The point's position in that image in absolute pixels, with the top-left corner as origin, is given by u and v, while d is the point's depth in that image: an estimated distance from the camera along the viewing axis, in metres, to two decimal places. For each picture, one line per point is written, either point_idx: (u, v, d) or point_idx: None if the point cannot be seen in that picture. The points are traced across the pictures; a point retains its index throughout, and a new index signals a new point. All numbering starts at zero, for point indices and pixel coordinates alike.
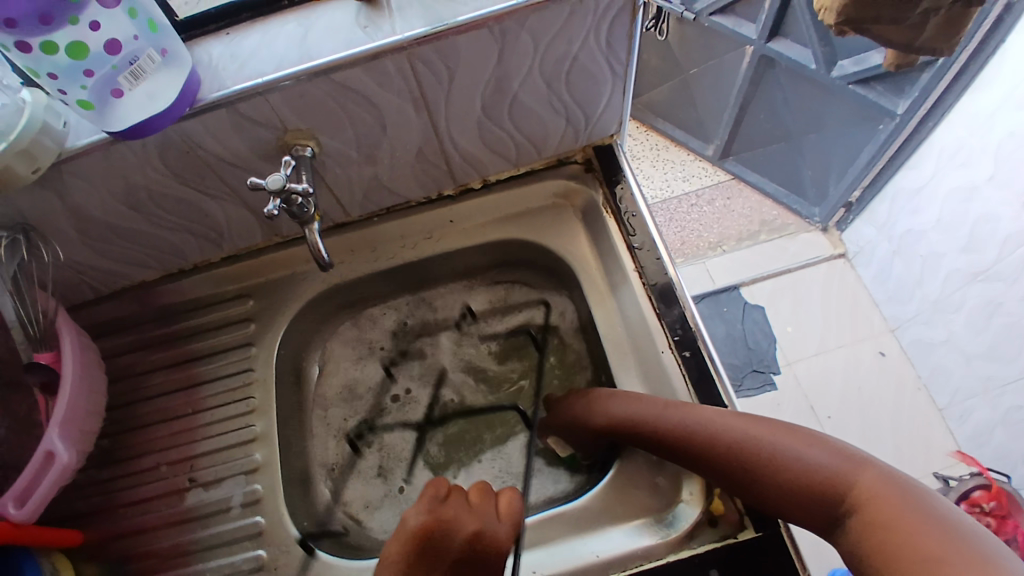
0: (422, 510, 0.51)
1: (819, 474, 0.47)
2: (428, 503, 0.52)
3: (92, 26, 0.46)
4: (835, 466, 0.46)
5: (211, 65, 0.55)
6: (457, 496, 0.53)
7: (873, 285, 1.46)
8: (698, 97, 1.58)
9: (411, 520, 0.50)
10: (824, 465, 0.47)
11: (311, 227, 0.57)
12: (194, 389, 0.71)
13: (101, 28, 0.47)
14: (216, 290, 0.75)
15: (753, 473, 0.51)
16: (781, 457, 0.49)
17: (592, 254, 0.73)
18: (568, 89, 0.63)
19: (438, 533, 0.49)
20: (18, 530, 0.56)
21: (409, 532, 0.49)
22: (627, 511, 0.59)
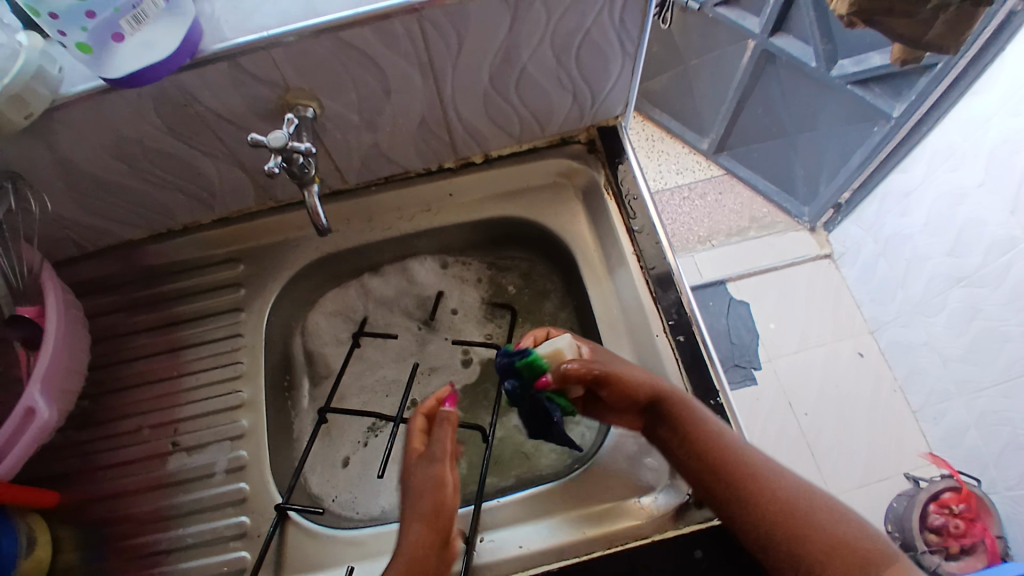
0: (429, 469, 0.52)
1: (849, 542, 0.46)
2: (424, 462, 0.52)
3: None
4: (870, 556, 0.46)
5: (212, 17, 0.53)
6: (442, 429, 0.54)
7: (857, 286, 1.49)
8: (696, 90, 1.58)
9: (422, 485, 0.51)
10: (860, 542, 0.47)
11: (309, 190, 0.56)
12: (179, 353, 0.70)
13: None
14: (204, 253, 0.74)
15: (786, 522, 0.47)
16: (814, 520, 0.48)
17: (591, 235, 0.72)
18: (576, 66, 0.62)
19: (447, 494, 0.51)
20: None
21: (425, 499, 0.50)
22: (617, 487, 0.59)
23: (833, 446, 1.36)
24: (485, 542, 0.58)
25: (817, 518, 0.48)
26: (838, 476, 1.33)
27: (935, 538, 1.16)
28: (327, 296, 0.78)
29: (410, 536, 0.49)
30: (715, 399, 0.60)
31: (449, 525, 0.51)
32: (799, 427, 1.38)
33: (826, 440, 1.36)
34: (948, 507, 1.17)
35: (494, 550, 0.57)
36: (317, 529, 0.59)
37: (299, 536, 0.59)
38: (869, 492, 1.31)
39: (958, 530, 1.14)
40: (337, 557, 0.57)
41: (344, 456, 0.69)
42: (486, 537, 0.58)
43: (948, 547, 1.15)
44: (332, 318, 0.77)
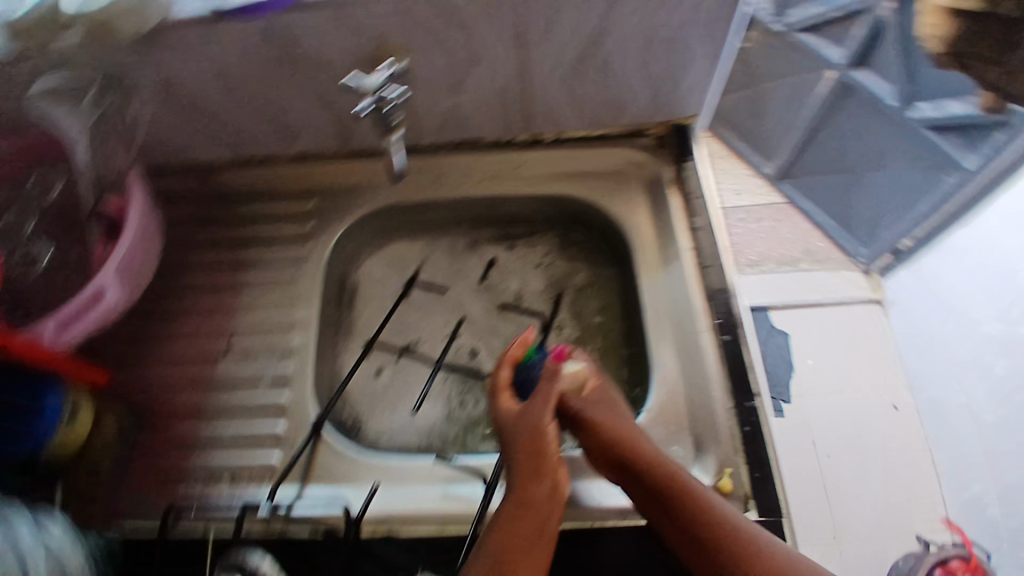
0: (539, 411, 0.58)
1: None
2: (535, 406, 0.59)
3: None
4: None
5: None
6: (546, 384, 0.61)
7: (902, 337, 1.45)
8: (769, 115, 1.57)
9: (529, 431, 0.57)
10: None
11: (392, 139, 0.63)
12: (243, 270, 0.75)
13: None
14: (282, 185, 0.78)
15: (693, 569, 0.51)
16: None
17: (649, 226, 0.73)
18: (659, 60, 0.64)
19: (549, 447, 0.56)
20: (49, 358, 0.61)
21: (538, 440, 0.56)
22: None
23: (848, 491, 1.33)
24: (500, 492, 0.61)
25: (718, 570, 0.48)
26: (848, 522, 1.30)
27: None
28: (386, 246, 0.81)
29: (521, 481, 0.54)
30: (751, 401, 0.62)
31: (558, 473, 0.55)
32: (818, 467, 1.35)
33: (842, 485, 1.34)
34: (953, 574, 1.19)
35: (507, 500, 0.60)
36: (347, 448, 0.63)
37: (331, 453, 0.63)
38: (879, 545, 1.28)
39: None
40: (364, 473, 0.62)
41: (384, 394, 0.72)
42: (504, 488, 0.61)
43: None
44: (387, 267, 0.80)
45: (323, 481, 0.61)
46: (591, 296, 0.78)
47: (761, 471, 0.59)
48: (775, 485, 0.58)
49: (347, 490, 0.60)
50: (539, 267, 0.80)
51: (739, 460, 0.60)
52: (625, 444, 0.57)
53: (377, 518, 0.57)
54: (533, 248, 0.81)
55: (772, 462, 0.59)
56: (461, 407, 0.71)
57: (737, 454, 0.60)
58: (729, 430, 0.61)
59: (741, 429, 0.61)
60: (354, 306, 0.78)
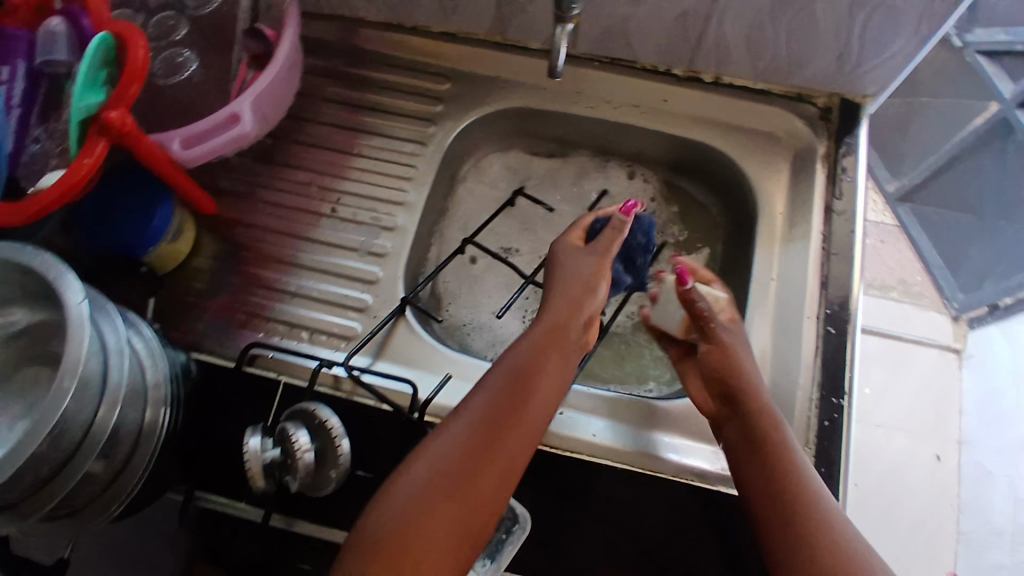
0: (587, 263, 0.61)
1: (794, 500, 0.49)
2: (585, 256, 0.61)
3: None
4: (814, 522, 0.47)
5: None
6: (608, 235, 0.62)
7: (971, 394, 1.39)
8: (912, 129, 1.46)
9: (580, 274, 0.60)
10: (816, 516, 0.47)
11: (563, 28, 0.57)
12: (362, 135, 0.73)
13: None
14: (418, 58, 0.75)
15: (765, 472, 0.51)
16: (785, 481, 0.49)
17: (784, 198, 0.68)
18: (865, 23, 0.58)
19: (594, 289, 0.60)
20: (174, 168, 0.61)
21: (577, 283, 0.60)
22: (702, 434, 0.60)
23: (863, 525, 1.31)
24: (565, 416, 0.60)
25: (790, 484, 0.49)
26: None
27: None
28: (503, 150, 0.79)
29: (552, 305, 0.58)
30: (837, 399, 0.59)
31: (592, 315, 0.60)
32: None
33: (861, 518, 1.31)
34: None
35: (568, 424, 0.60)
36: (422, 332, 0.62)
37: (407, 335, 0.62)
38: None
39: None
40: (434, 364, 0.60)
41: (463, 289, 0.72)
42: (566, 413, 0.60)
43: None
44: (499, 172, 0.79)
45: (395, 360, 0.61)
46: (694, 254, 0.75)
47: (827, 467, 0.57)
48: (839, 484, 0.57)
49: (416, 374, 0.60)
50: (648, 209, 0.77)
51: (807, 452, 0.58)
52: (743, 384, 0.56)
53: (441, 409, 0.57)
54: (647, 189, 0.78)
55: (841, 462, 0.58)
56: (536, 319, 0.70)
57: (807, 446, 0.58)
58: (806, 420, 0.59)
59: (819, 422, 0.59)
60: (458, 199, 0.77)
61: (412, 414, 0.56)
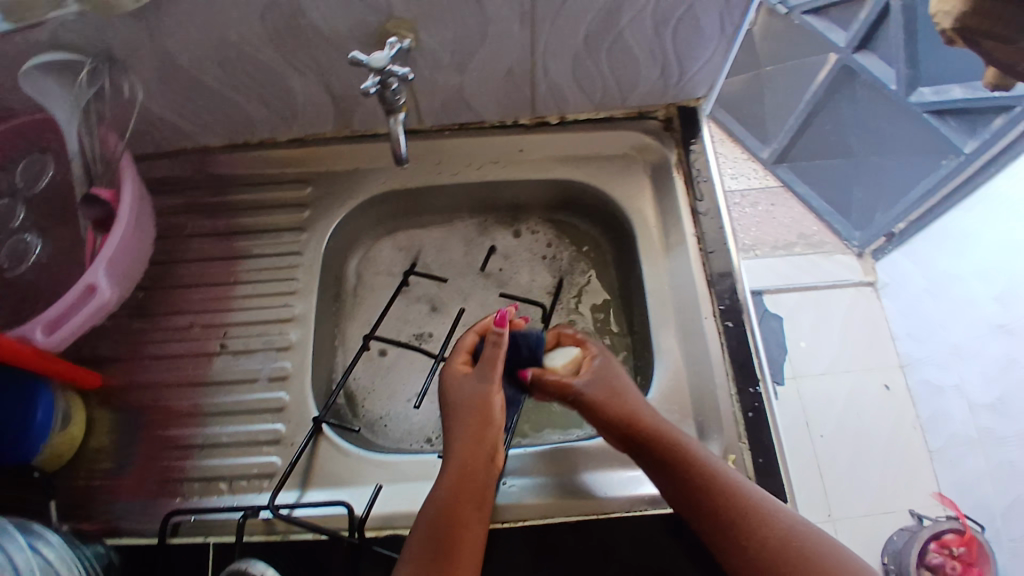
0: (474, 388, 0.57)
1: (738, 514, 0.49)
2: (473, 382, 0.57)
3: None
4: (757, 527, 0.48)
5: None
6: (489, 350, 0.57)
7: (894, 319, 1.48)
8: (767, 97, 1.56)
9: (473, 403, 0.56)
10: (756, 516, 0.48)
11: (395, 118, 0.57)
12: (236, 261, 0.72)
13: None
14: (274, 170, 0.75)
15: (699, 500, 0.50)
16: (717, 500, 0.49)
17: (654, 211, 0.72)
18: (672, 39, 0.62)
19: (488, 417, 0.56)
20: (40, 358, 0.57)
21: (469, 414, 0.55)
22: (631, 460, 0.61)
23: (842, 472, 1.37)
24: (505, 485, 0.60)
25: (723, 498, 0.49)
26: (842, 503, 1.34)
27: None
28: (384, 233, 0.79)
29: (460, 450, 0.54)
30: (754, 386, 0.61)
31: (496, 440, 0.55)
32: (813, 447, 1.39)
33: (838, 466, 1.37)
34: (948, 549, 1.18)
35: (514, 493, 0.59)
36: (348, 447, 0.61)
37: (330, 452, 0.60)
38: (872, 523, 1.32)
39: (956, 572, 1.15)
40: (366, 476, 0.59)
41: (380, 383, 0.71)
42: (508, 481, 0.60)
43: None
44: (387, 256, 0.79)
45: (323, 483, 0.59)
46: (592, 282, 0.77)
47: (765, 456, 0.58)
48: (781, 471, 0.58)
49: (349, 491, 0.58)
50: (547, 259, 0.79)
51: (742, 446, 0.59)
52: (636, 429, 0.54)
53: (381, 520, 0.56)
54: (540, 240, 0.80)
55: (777, 448, 0.59)
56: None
57: (741, 441, 0.59)
58: (732, 416, 0.60)
59: (744, 414, 0.60)
60: (353, 294, 0.77)
61: (354, 534, 0.54)
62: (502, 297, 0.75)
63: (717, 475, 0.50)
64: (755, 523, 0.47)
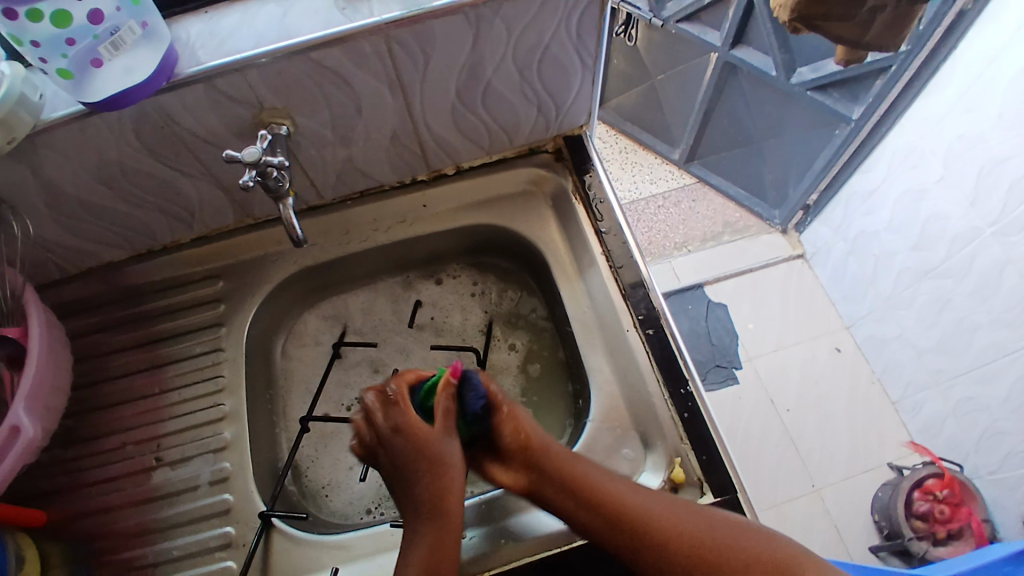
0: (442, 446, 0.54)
1: (685, 540, 0.48)
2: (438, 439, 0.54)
3: (71, 39, 0.49)
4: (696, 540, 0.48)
5: (190, 43, 0.56)
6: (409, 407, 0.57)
7: (828, 285, 1.54)
8: (665, 103, 1.63)
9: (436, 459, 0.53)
10: (690, 532, 0.49)
11: (286, 203, 0.58)
12: (162, 369, 0.71)
13: (78, 40, 0.50)
14: (185, 271, 0.75)
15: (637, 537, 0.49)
16: (657, 521, 0.49)
17: (561, 238, 0.75)
18: (539, 79, 0.66)
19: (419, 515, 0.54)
20: None
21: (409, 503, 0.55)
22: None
23: (814, 441, 1.40)
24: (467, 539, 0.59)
25: (654, 522, 0.49)
26: (822, 470, 1.37)
27: (922, 524, 1.22)
28: (310, 310, 0.80)
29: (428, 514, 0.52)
30: (685, 387, 0.62)
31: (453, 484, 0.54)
32: (781, 423, 1.42)
33: (808, 436, 1.41)
34: (932, 494, 1.24)
35: (476, 544, 0.58)
36: (300, 535, 0.60)
37: (284, 544, 0.60)
38: (854, 484, 1.36)
39: (944, 516, 1.20)
40: (323, 560, 0.58)
41: (327, 459, 0.71)
42: (468, 534, 0.60)
43: (935, 533, 1.20)
44: (315, 333, 0.79)
45: None
46: (521, 316, 0.79)
47: (708, 453, 0.60)
48: (725, 463, 0.59)
49: None
50: (476, 295, 0.81)
51: (685, 448, 0.60)
52: (589, 488, 0.51)
53: None
54: (463, 281, 0.82)
55: (716, 442, 0.60)
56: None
57: (683, 442, 0.61)
58: (670, 420, 0.62)
59: (680, 416, 0.61)
60: (285, 379, 0.76)
61: None
62: (435, 349, 0.76)
63: (675, 528, 0.49)
64: (733, 557, 0.47)
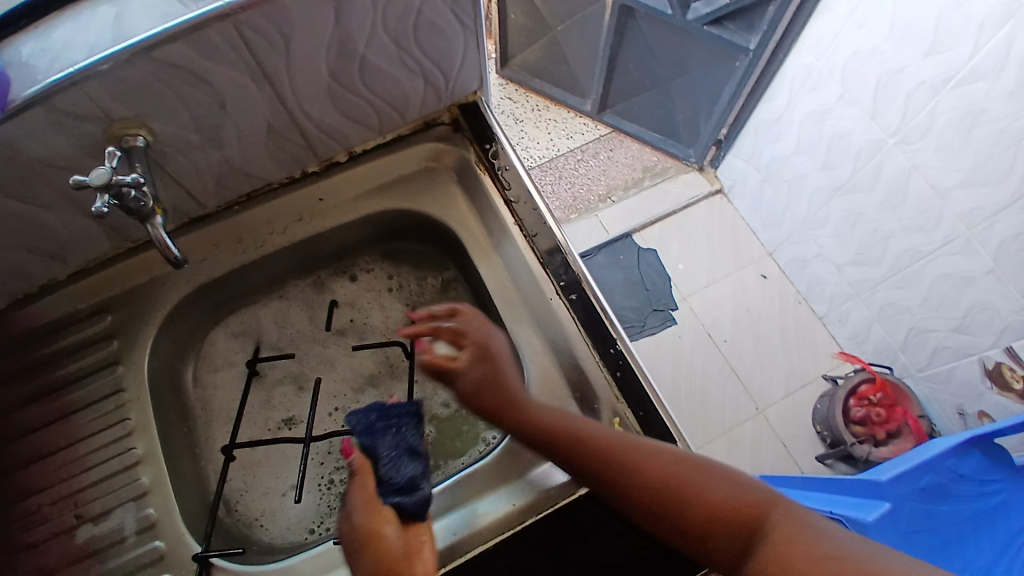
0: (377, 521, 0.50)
1: (654, 477, 0.46)
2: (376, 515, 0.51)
3: None
4: (665, 473, 0.46)
5: (22, 64, 0.49)
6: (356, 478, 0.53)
7: (748, 215, 1.58)
8: (569, 54, 1.60)
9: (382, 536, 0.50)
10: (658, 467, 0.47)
11: (153, 223, 0.53)
12: (65, 420, 0.65)
13: None
14: (68, 310, 0.68)
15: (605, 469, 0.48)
16: (628, 456, 0.48)
17: (471, 212, 0.72)
18: (417, 47, 0.61)
19: (422, 539, 0.50)
20: None
21: (399, 563, 0.47)
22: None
23: (755, 366, 1.46)
24: None
25: (626, 455, 0.48)
26: (766, 393, 1.43)
27: (862, 429, 1.29)
28: (219, 327, 0.75)
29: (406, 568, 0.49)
30: (614, 347, 0.62)
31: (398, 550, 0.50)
32: (722, 355, 1.47)
33: (749, 363, 1.46)
34: (867, 399, 1.31)
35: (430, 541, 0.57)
36: (237, 569, 0.56)
37: None
38: (796, 401, 1.43)
39: (881, 418, 1.27)
40: None
41: (261, 483, 0.67)
42: None
43: (875, 434, 1.28)
44: (229, 351, 0.74)
45: None
46: (444, 299, 0.77)
47: (645, 409, 0.59)
48: (661, 416, 0.59)
49: None
50: (394, 289, 0.77)
51: (622, 407, 0.60)
52: (571, 436, 0.51)
53: None
54: (379, 273, 0.78)
55: (651, 396, 0.60)
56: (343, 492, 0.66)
57: (620, 400, 0.60)
58: (604, 381, 0.61)
59: (613, 376, 0.61)
60: (203, 406, 0.71)
61: None
62: (357, 349, 0.73)
63: (642, 466, 0.47)
64: (708, 497, 0.44)
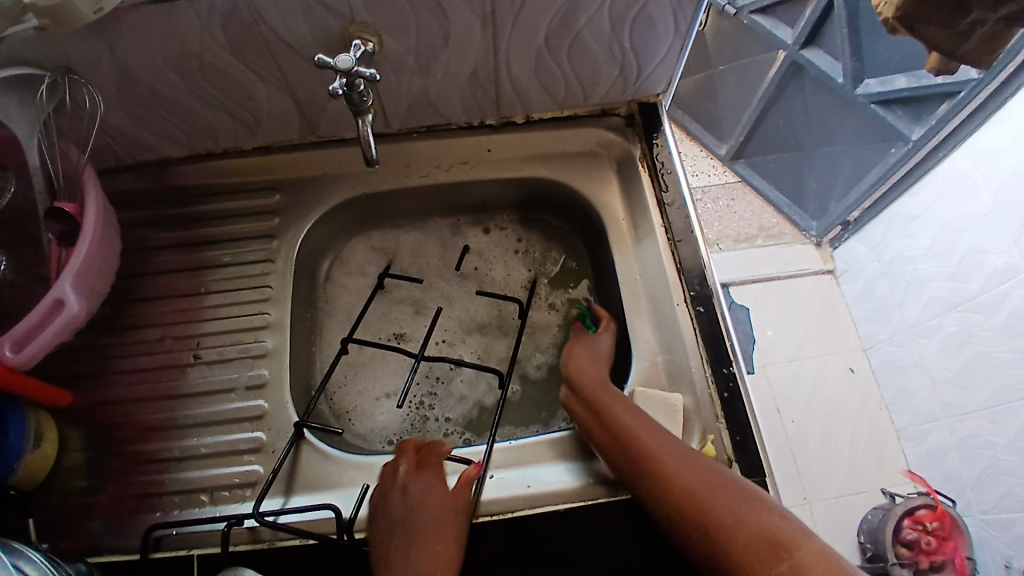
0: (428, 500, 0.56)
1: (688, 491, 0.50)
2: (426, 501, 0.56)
3: None
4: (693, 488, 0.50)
5: None
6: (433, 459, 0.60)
7: (854, 304, 1.53)
8: (721, 95, 1.60)
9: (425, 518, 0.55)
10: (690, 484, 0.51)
11: (364, 120, 0.59)
12: (202, 272, 0.72)
13: None
14: (240, 180, 0.75)
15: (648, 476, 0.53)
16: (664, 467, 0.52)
17: (622, 204, 0.74)
18: (630, 37, 0.64)
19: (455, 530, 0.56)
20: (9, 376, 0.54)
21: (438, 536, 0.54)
22: (666, 421, 0.60)
23: (813, 453, 1.41)
24: (494, 478, 0.59)
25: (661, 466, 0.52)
26: (817, 484, 1.38)
27: (907, 551, 1.21)
28: (358, 238, 0.80)
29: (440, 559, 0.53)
30: (728, 368, 0.62)
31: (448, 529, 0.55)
32: (783, 432, 1.43)
33: (808, 449, 1.41)
34: (922, 524, 1.23)
35: (504, 484, 0.59)
36: (330, 450, 0.61)
37: (314, 456, 0.61)
38: (846, 503, 1.37)
39: (930, 547, 1.20)
40: (351, 478, 0.60)
41: (362, 381, 0.73)
42: (495, 474, 0.60)
43: (918, 562, 1.20)
44: (359, 263, 0.79)
45: (309, 488, 0.59)
46: (568, 276, 0.80)
47: (742, 434, 0.60)
48: (757, 446, 0.59)
49: (334, 495, 0.59)
50: (521, 252, 0.81)
51: (720, 427, 0.61)
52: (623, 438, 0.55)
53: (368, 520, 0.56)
54: (511, 234, 0.82)
55: (753, 425, 0.60)
56: (432, 413, 0.71)
57: (719, 421, 0.61)
58: (708, 398, 0.62)
59: (720, 395, 0.61)
60: (325, 303, 0.77)
61: (342, 536, 0.54)
62: (481, 294, 0.77)
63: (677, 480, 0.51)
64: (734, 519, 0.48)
